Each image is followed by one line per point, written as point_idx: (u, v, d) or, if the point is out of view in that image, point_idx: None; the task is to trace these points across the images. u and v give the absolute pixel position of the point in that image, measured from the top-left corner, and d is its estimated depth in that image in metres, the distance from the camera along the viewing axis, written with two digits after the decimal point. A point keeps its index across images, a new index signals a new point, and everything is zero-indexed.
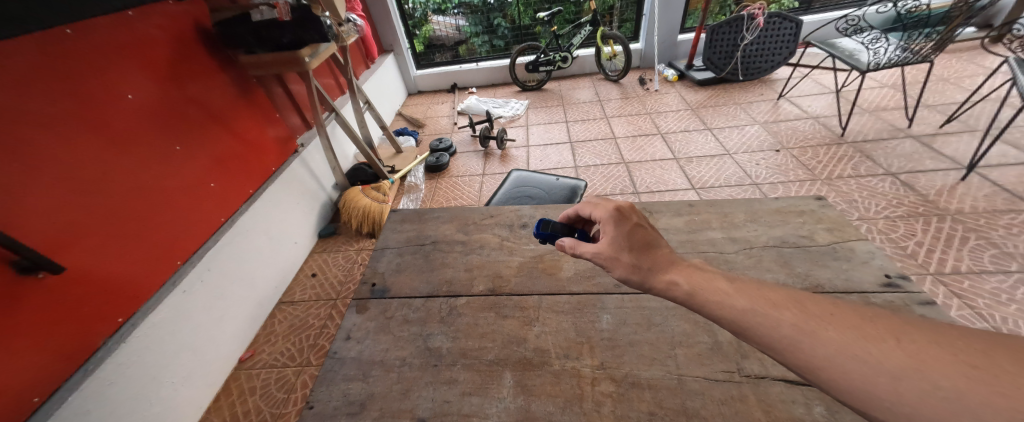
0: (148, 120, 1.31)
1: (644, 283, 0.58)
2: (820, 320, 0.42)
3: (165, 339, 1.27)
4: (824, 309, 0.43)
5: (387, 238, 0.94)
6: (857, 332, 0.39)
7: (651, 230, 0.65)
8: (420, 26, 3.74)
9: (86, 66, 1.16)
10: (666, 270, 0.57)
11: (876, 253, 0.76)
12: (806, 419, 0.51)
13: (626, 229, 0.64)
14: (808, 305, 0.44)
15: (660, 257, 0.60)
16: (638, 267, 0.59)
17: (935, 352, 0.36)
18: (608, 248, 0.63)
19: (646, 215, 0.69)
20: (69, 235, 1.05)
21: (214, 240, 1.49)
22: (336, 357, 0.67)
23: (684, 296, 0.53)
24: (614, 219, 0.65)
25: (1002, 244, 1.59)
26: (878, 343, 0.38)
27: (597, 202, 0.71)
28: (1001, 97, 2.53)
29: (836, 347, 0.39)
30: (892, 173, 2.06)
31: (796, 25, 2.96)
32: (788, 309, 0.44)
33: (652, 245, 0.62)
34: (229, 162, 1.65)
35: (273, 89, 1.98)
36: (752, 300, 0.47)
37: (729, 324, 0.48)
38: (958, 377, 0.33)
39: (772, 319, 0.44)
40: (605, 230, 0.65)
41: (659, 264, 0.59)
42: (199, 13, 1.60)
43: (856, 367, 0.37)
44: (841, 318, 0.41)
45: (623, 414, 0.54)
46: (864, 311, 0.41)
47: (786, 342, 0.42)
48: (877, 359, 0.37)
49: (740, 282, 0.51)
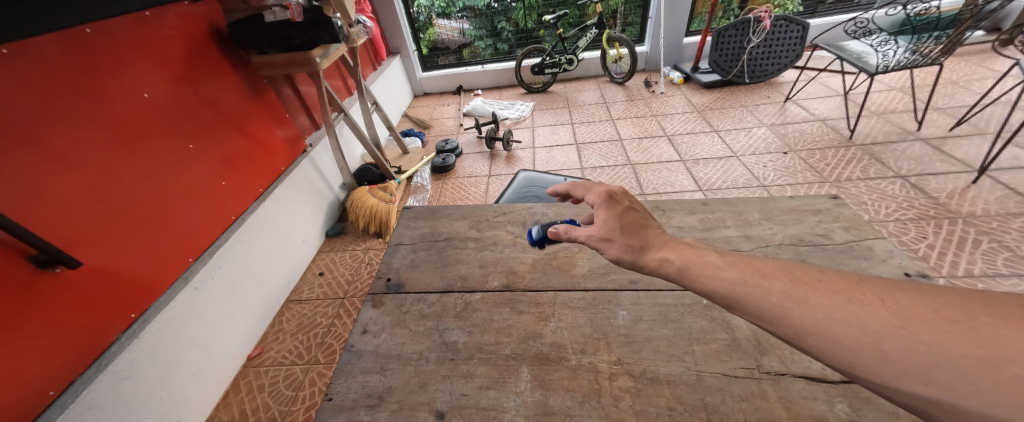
0: (163, 119, 1.33)
1: (637, 263, 0.59)
2: (808, 286, 0.43)
3: (175, 335, 1.27)
4: (811, 276, 0.44)
5: (400, 235, 0.95)
6: (842, 296, 0.40)
7: (642, 213, 0.67)
8: (425, 30, 3.79)
9: (103, 65, 1.18)
10: (657, 249, 0.58)
11: (895, 251, 0.75)
12: (829, 416, 0.50)
13: (618, 211, 0.66)
14: (796, 275, 0.45)
15: (652, 237, 0.61)
16: (631, 246, 0.60)
17: (916, 309, 0.37)
18: (601, 229, 0.63)
19: (636, 198, 0.71)
20: (83, 232, 1.06)
21: (225, 238, 1.50)
22: (353, 350, 0.67)
23: (678, 271, 0.54)
24: (606, 203, 0.67)
25: (1016, 248, 1.58)
26: (863, 306, 0.39)
27: (589, 188, 0.73)
28: (1012, 100, 2.51)
29: (824, 311, 0.40)
30: (902, 176, 2.05)
31: (803, 27, 2.95)
32: (777, 280, 0.45)
33: (643, 226, 0.64)
34: (241, 161, 1.67)
35: (284, 91, 2.01)
36: (743, 272, 0.48)
37: (720, 297, 0.48)
38: (938, 332, 0.34)
39: (763, 289, 0.45)
40: (598, 213, 0.66)
41: (652, 244, 0.59)
42: (213, 14, 1.63)
43: (843, 329, 0.38)
44: (827, 283, 0.43)
45: (642, 410, 0.53)
46: (850, 277, 0.43)
47: (776, 312, 0.43)
48: (862, 320, 0.38)
49: (731, 257, 0.52)
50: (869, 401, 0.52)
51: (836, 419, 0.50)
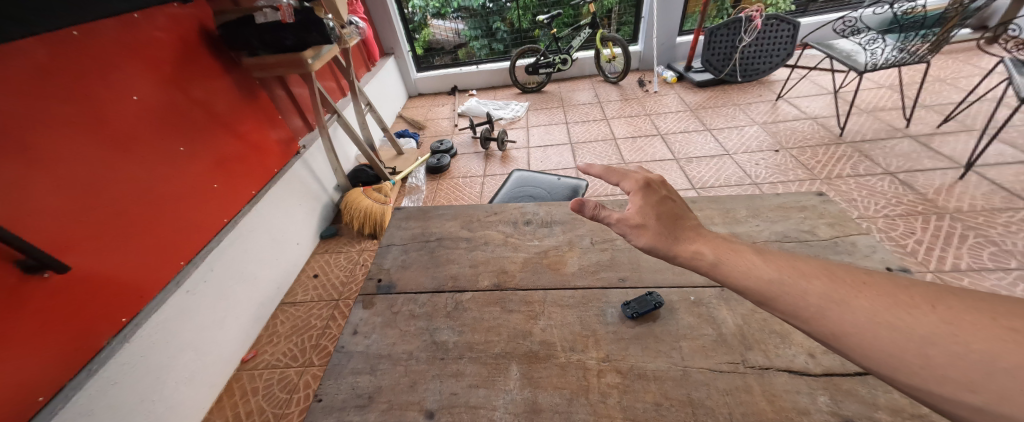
0: (153, 121, 1.32)
1: (668, 251, 0.61)
2: (850, 288, 0.45)
3: (167, 339, 1.27)
4: (854, 277, 0.46)
5: (392, 235, 0.95)
6: (889, 300, 0.42)
7: (678, 205, 0.69)
8: (419, 30, 3.78)
9: (92, 68, 1.17)
10: (690, 241, 0.61)
11: (878, 246, 0.76)
12: (810, 409, 0.51)
13: (654, 200, 0.68)
14: (837, 275, 0.47)
15: (686, 229, 0.64)
16: (664, 234, 0.62)
17: (968, 316, 0.37)
18: (636, 215, 0.66)
19: (673, 191, 0.73)
20: (72, 237, 1.05)
21: (217, 241, 1.50)
22: (343, 351, 0.67)
23: (710, 265, 0.56)
24: (643, 191, 0.69)
25: (1001, 242, 1.60)
26: (912, 310, 0.40)
27: (626, 173, 0.74)
28: (997, 97, 2.55)
29: (865, 314, 0.42)
30: (891, 172, 2.08)
31: (793, 27, 3.00)
32: (817, 279, 0.47)
33: (677, 217, 0.66)
34: (233, 163, 1.66)
35: (276, 92, 2.00)
36: (780, 271, 0.50)
37: (754, 295, 0.51)
38: (991, 341, 0.35)
39: (801, 288, 0.47)
40: (633, 199, 0.69)
41: (684, 236, 0.62)
42: (203, 15, 1.62)
43: (886, 334, 0.40)
44: (871, 286, 0.44)
45: (629, 405, 0.54)
46: (899, 280, 0.44)
47: (814, 312, 0.45)
48: (908, 326, 0.39)
49: (767, 255, 0.54)
50: (852, 393, 0.53)
51: (818, 412, 0.51)
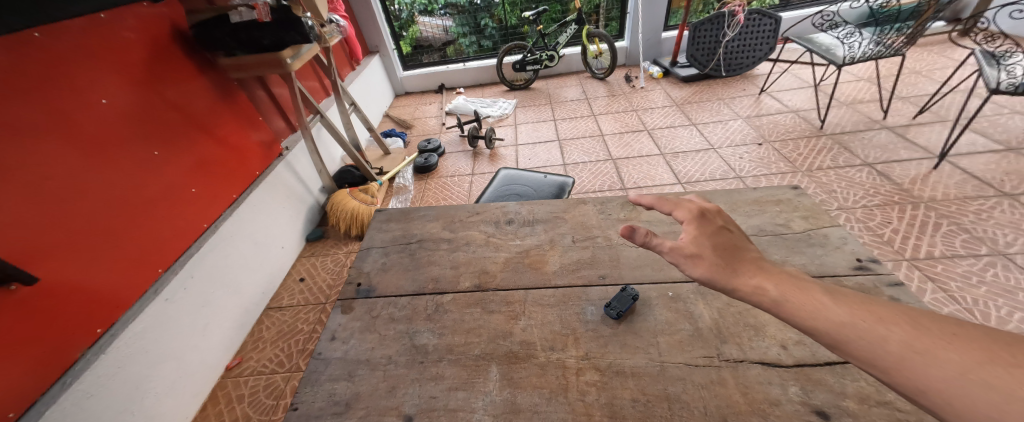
0: (124, 125, 1.28)
1: (726, 285, 0.54)
2: (938, 339, 0.39)
3: (146, 349, 1.23)
4: (945, 327, 0.40)
5: (372, 238, 0.94)
6: (986, 356, 0.36)
7: (736, 235, 0.63)
8: (406, 27, 3.72)
9: (58, 72, 1.13)
10: (751, 274, 0.54)
11: (849, 238, 0.78)
12: (782, 400, 0.52)
13: (709, 229, 0.62)
14: (925, 324, 0.41)
15: (746, 262, 0.57)
16: (721, 266, 0.56)
17: None
18: (689, 244, 0.59)
19: (730, 221, 0.66)
20: (38, 247, 1.01)
21: (197, 247, 1.46)
22: (321, 358, 0.66)
23: (772, 302, 0.50)
24: (697, 219, 0.63)
25: (972, 229, 1.66)
26: (1014, 367, 0.34)
27: (676, 200, 0.67)
28: (968, 88, 2.63)
29: (953, 368, 0.36)
30: (869, 164, 2.13)
31: (775, 21, 3.04)
32: (897, 325, 0.42)
33: (737, 248, 0.59)
34: (212, 166, 1.62)
35: (256, 93, 1.96)
36: (853, 313, 0.45)
37: (821, 337, 0.46)
38: None
39: (877, 334, 0.42)
40: (687, 228, 0.62)
41: (744, 269, 0.55)
42: (175, 15, 1.57)
43: (980, 392, 0.34)
44: (965, 338, 0.38)
45: (607, 402, 0.54)
46: (1005, 336, 0.37)
47: (894, 362, 0.40)
48: (1010, 385, 0.33)
49: (841, 295, 0.48)
50: (822, 383, 0.54)
51: (789, 402, 0.52)
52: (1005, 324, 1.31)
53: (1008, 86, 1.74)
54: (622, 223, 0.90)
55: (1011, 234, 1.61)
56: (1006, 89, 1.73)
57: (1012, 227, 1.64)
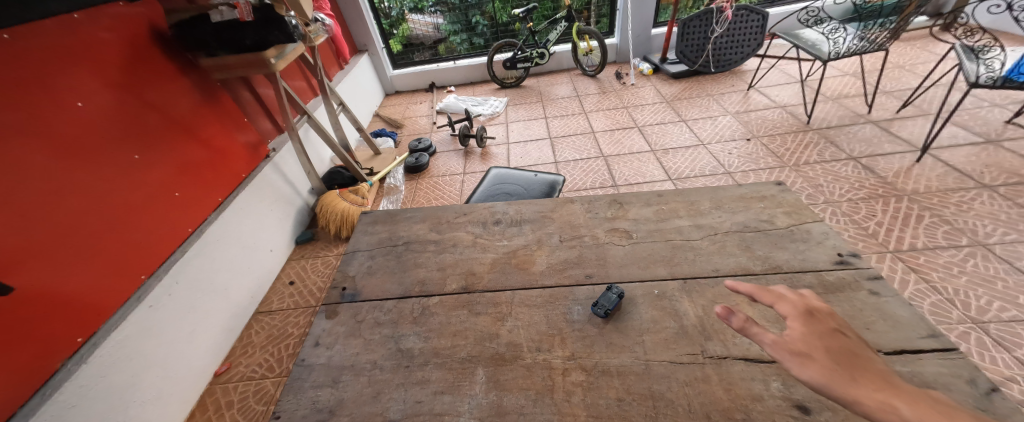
0: (102, 129, 1.25)
1: (845, 397, 0.45)
2: None
3: (129, 357, 1.21)
4: None
5: (358, 241, 0.93)
6: None
7: (855, 341, 0.52)
8: (396, 26, 3.68)
9: (31, 74, 1.10)
10: (873, 387, 0.45)
11: (831, 233, 0.79)
12: (764, 395, 0.53)
13: (819, 329, 0.52)
14: None
15: (869, 374, 0.47)
16: (837, 371, 0.46)
17: None
18: (792, 340, 0.51)
19: (847, 325, 0.56)
20: (14, 255, 0.98)
21: (181, 252, 1.43)
22: (304, 364, 0.65)
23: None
24: (804, 316, 0.54)
25: (954, 221, 1.69)
26: None
27: (776, 290, 0.59)
28: (949, 82, 2.69)
29: None
30: (854, 158, 2.16)
31: (762, 17, 3.07)
32: None
33: (856, 355, 0.49)
34: (196, 169, 1.59)
35: (241, 94, 1.92)
36: None
37: None
38: None
39: None
40: (792, 324, 0.53)
41: (866, 381, 0.46)
42: (154, 15, 1.53)
43: None
44: None
45: (592, 402, 0.54)
46: None
47: None
48: None
49: None
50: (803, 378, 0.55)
51: (771, 397, 0.53)
52: (985, 313, 1.34)
53: (988, 80, 1.78)
54: (609, 221, 0.90)
55: (991, 225, 1.65)
56: (986, 83, 1.77)
57: (991, 218, 1.68)
